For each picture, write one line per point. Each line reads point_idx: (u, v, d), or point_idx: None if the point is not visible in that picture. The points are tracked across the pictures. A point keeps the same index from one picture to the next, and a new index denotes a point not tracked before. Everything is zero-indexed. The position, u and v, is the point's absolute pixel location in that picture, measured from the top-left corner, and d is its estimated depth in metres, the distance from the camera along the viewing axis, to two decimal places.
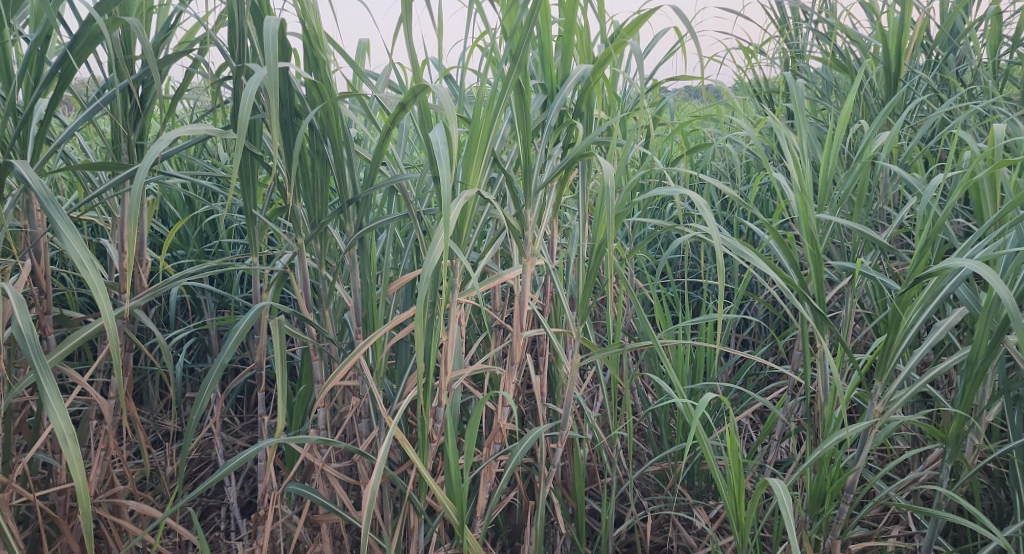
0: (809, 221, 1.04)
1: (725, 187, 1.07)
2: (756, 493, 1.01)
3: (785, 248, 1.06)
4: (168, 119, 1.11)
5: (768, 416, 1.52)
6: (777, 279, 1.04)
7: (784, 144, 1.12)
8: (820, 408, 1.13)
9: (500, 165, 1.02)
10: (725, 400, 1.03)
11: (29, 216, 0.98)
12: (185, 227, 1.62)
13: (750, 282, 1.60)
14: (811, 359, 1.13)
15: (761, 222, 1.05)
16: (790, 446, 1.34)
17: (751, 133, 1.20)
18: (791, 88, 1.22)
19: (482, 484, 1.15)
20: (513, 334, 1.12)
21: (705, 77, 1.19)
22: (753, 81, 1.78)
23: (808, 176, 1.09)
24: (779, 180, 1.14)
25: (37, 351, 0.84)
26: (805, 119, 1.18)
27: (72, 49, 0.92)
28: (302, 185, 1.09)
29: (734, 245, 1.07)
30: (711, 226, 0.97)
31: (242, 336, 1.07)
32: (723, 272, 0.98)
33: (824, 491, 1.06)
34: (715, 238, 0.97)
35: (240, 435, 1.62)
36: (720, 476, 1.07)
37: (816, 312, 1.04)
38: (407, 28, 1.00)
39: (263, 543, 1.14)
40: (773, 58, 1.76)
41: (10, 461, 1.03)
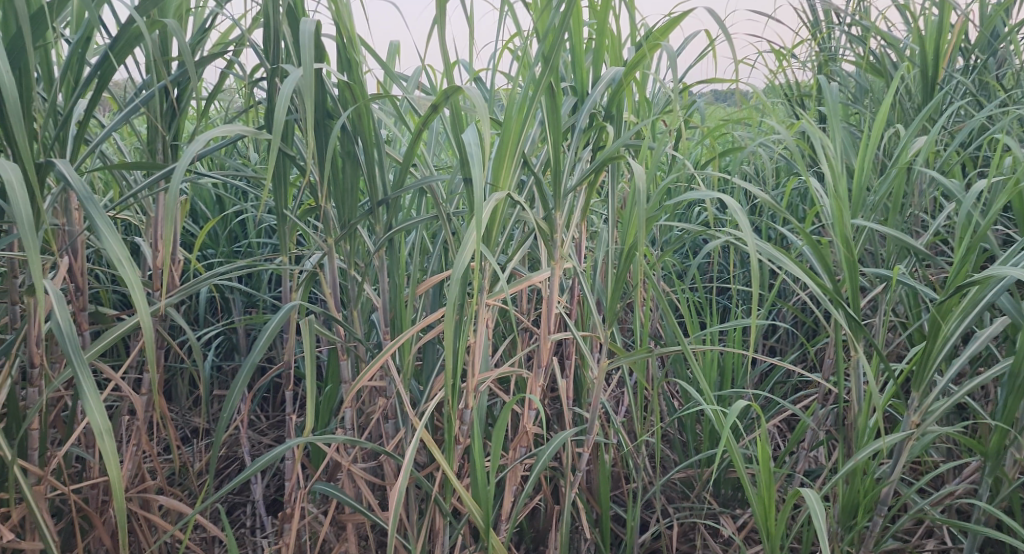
0: (844, 227, 1.03)
1: (759, 191, 1.05)
2: (788, 504, 1.00)
3: (820, 254, 1.05)
4: (203, 120, 1.12)
5: (798, 424, 1.50)
6: (812, 286, 1.02)
7: (820, 149, 1.10)
8: (854, 417, 1.11)
9: (531, 167, 1.02)
10: (757, 407, 1.01)
11: (67, 215, 1.00)
12: (216, 227, 1.65)
13: (780, 288, 1.59)
14: (844, 367, 1.11)
15: (796, 228, 1.03)
16: (820, 455, 1.32)
17: (786, 138, 1.15)
18: (825, 92, 1.20)
19: (507, 488, 1.15)
20: (540, 337, 1.12)
21: (739, 81, 1.17)
22: (784, 85, 1.73)
23: (844, 181, 1.07)
24: (812, 184, 1.11)
25: (74, 346, 0.84)
26: (840, 123, 1.17)
27: (112, 49, 0.93)
28: (333, 187, 1.09)
29: (767, 250, 1.05)
30: (746, 231, 0.96)
31: (272, 336, 1.07)
32: (760, 283, 0.95)
33: (857, 503, 1.05)
34: (749, 243, 0.96)
35: (267, 433, 1.63)
36: (750, 485, 1.05)
37: (851, 319, 1.02)
38: (440, 29, 1.00)
39: (290, 542, 1.14)
40: (806, 62, 1.73)
41: (45, 454, 1.04)
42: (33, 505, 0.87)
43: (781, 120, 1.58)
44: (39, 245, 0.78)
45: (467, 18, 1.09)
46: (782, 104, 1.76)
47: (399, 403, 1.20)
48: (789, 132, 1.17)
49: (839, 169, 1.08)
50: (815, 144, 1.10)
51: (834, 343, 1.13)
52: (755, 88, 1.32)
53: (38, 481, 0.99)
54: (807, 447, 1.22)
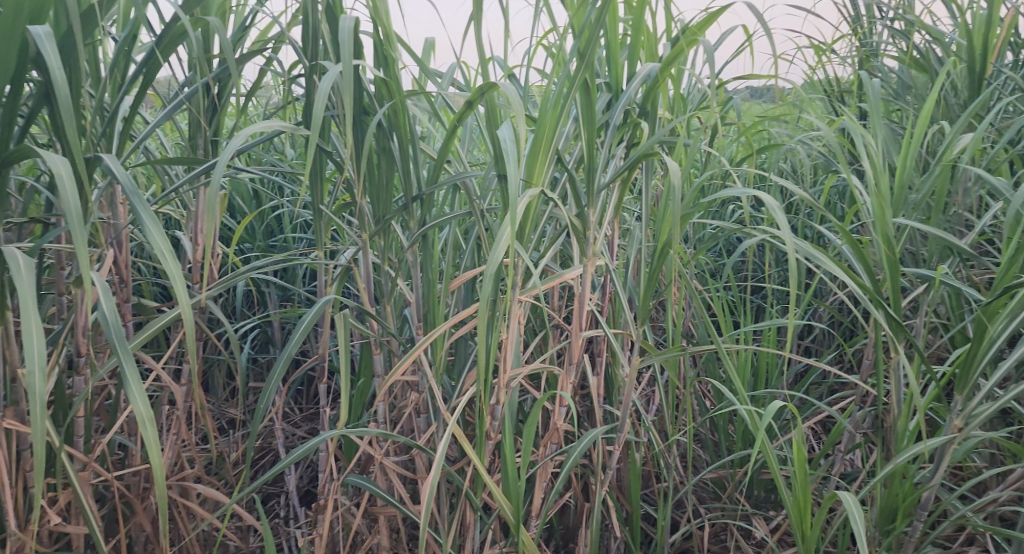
0: (885, 226, 1.02)
1: (796, 189, 1.05)
2: (824, 507, 0.99)
3: (859, 253, 1.04)
4: (242, 117, 1.14)
5: (833, 425, 1.49)
6: (851, 285, 1.01)
7: (862, 146, 1.09)
8: (892, 420, 1.10)
9: (565, 164, 1.02)
10: (792, 407, 1.01)
11: (113, 208, 1.03)
12: (253, 222, 1.68)
13: (817, 287, 1.57)
14: (884, 368, 1.10)
15: (835, 226, 1.03)
16: (856, 458, 1.31)
17: (827, 134, 1.15)
18: (867, 88, 1.19)
19: (538, 484, 1.15)
20: (571, 334, 1.12)
21: (777, 76, 1.15)
22: (823, 81, 1.71)
23: (885, 179, 1.05)
24: (853, 182, 1.10)
25: (119, 336, 0.85)
26: (881, 120, 1.16)
27: (158, 46, 0.96)
28: (368, 183, 1.10)
29: (805, 248, 1.04)
30: (783, 229, 0.95)
31: (307, 330, 1.08)
32: (798, 282, 0.94)
33: (896, 507, 1.04)
34: (786, 241, 0.95)
35: (300, 425, 1.65)
36: (785, 487, 1.05)
37: (891, 319, 1.01)
38: (477, 26, 1.01)
39: (323, 533, 1.16)
40: (846, 58, 1.71)
41: (90, 442, 1.07)
42: (78, 490, 0.89)
43: (820, 116, 1.56)
44: (86, 238, 0.79)
45: (504, 15, 1.09)
46: (821, 100, 1.74)
47: (432, 398, 1.21)
48: (830, 130, 1.16)
49: (880, 166, 1.06)
50: (856, 141, 1.09)
51: (872, 344, 1.12)
52: (794, 84, 1.30)
53: (83, 466, 1.01)
54: (845, 451, 1.20)
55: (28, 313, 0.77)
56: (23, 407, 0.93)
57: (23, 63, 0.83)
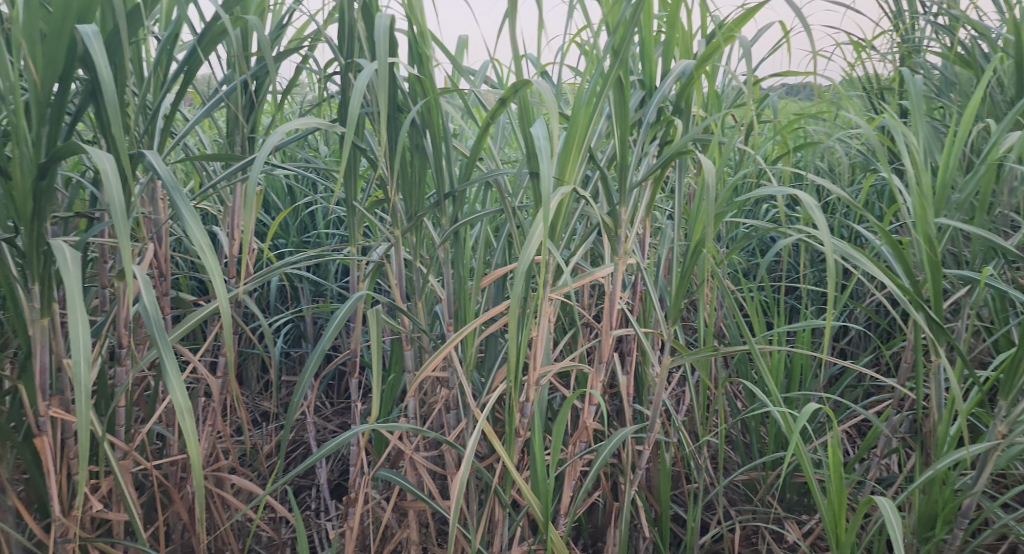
0: (927, 226, 1.01)
1: (833, 188, 1.04)
2: (859, 512, 0.99)
3: (899, 254, 1.02)
4: (279, 114, 1.15)
5: (868, 429, 1.47)
6: (890, 286, 1.00)
7: (903, 144, 1.08)
8: (931, 425, 1.08)
9: (597, 162, 1.02)
10: (828, 411, 1.00)
11: (153, 204, 1.05)
12: (288, 218, 1.70)
13: (854, 288, 1.55)
14: (923, 372, 1.09)
15: (875, 226, 1.01)
16: (893, 463, 1.30)
17: (866, 132, 1.13)
18: (908, 85, 1.17)
19: (567, 482, 1.16)
20: (602, 333, 1.12)
21: (815, 73, 1.14)
22: (863, 78, 1.68)
23: (927, 178, 1.04)
24: (893, 181, 1.09)
25: (159, 328, 0.87)
26: (923, 118, 1.14)
27: (199, 44, 0.97)
28: (401, 180, 1.11)
29: (842, 248, 1.03)
30: (822, 229, 0.94)
31: (341, 325, 1.09)
32: (835, 283, 0.93)
33: (935, 514, 1.03)
34: (825, 242, 0.94)
35: (332, 420, 1.67)
36: (819, 491, 1.04)
37: (932, 320, 1.00)
38: (511, 24, 1.01)
39: (354, 527, 1.17)
40: (887, 54, 1.68)
41: (130, 432, 1.09)
42: (119, 478, 0.91)
43: (860, 113, 1.54)
44: (129, 232, 0.81)
45: (539, 12, 1.09)
46: (861, 97, 1.71)
47: (462, 394, 1.22)
48: (870, 127, 1.15)
49: (921, 164, 1.05)
50: (898, 139, 1.08)
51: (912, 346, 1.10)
52: (832, 81, 1.29)
53: (124, 455, 1.04)
54: (881, 455, 1.18)
55: (74, 305, 0.79)
56: (68, 396, 0.95)
57: (71, 62, 0.85)
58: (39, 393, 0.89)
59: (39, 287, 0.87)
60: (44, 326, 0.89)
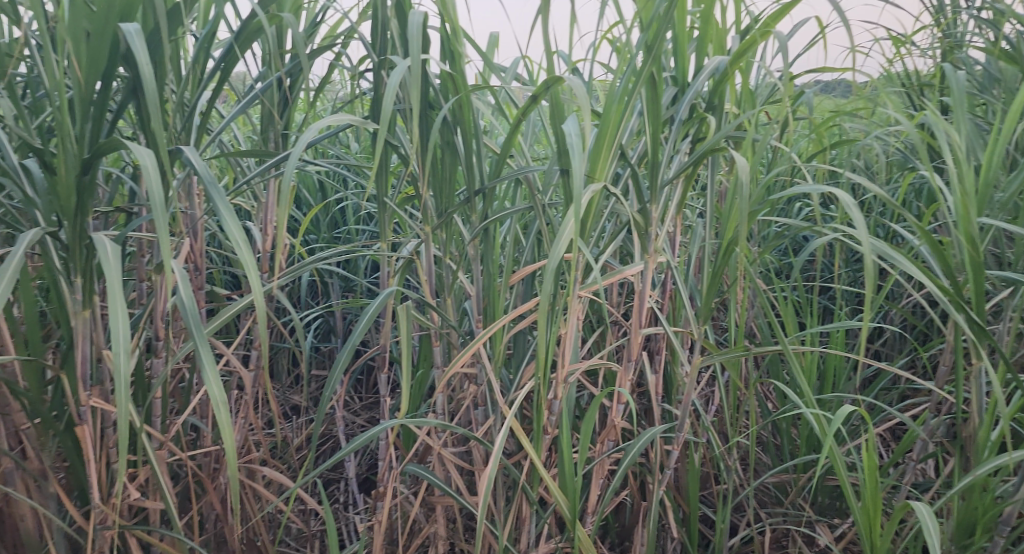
0: (969, 226, 0.99)
1: (871, 186, 1.02)
2: (896, 518, 0.98)
3: (940, 254, 1.01)
4: (311, 111, 1.16)
5: (904, 432, 1.45)
6: (930, 287, 0.98)
7: (945, 142, 1.06)
8: (971, 429, 1.07)
9: (628, 159, 1.02)
10: (864, 414, 0.99)
11: (190, 199, 1.07)
12: (319, 213, 1.72)
13: (890, 289, 1.53)
14: (963, 375, 1.07)
15: (914, 226, 1.00)
16: (929, 468, 1.28)
17: (906, 130, 1.11)
18: (951, 81, 1.15)
19: (595, 481, 1.16)
20: (631, 331, 1.11)
21: (853, 69, 1.13)
22: (902, 74, 1.65)
23: (970, 176, 1.02)
24: (933, 180, 1.07)
25: (196, 321, 0.88)
26: (966, 115, 1.12)
27: (236, 41, 0.99)
28: (431, 176, 1.12)
29: (880, 247, 1.02)
30: (860, 228, 0.93)
31: (371, 320, 1.10)
32: (873, 283, 0.92)
33: (974, 521, 1.02)
34: (863, 241, 0.93)
35: (360, 414, 1.69)
36: (854, 496, 1.03)
37: (974, 322, 0.98)
38: (543, 21, 1.01)
39: (382, 521, 1.18)
40: (928, 49, 1.65)
41: (165, 423, 1.11)
42: (155, 467, 0.93)
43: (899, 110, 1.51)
44: (167, 225, 0.82)
45: (571, 9, 1.09)
46: (899, 94, 1.68)
47: (490, 391, 1.22)
48: (912, 124, 1.13)
49: (964, 163, 1.03)
50: (939, 137, 1.06)
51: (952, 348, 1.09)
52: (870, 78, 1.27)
53: (159, 445, 1.05)
54: (916, 459, 1.17)
55: (114, 296, 0.80)
56: (106, 387, 0.97)
57: (113, 60, 0.87)
58: (79, 383, 0.91)
59: (81, 279, 0.89)
60: (86, 318, 0.90)
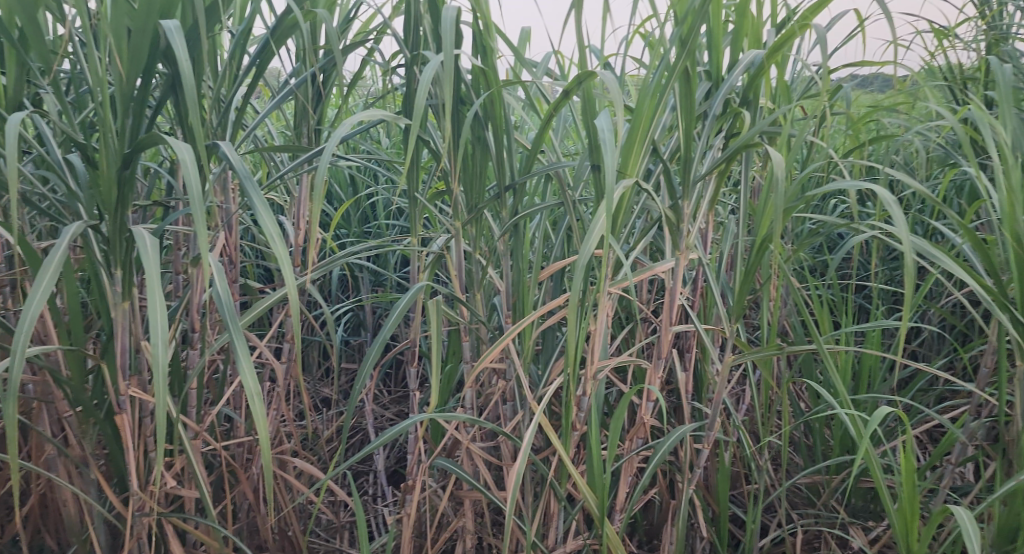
0: (1014, 223, 0.97)
1: (911, 182, 1.00)
2: (934, 522, 0.97)
3: (984, 253, 0.99)
4: (345, 106, 1.17)
5: (942, 433, 1.43)
6: (973, 286, 0.97)
7: (990, 138, 1.04)
8: (1012, 433, 1.05)
9: (660, 154, 1.02)
10: (902, 416, 0.98)
11: (225, 194, 1.08)
12: (350, 208, 1.73)
13: (929, 288, 1.51)
14: (1007, 378, 1.05)
15: (957, 223, 0.98)
16: (967, 472, 1.26)
17: (950, 125, 1.09)
18: (997, 75, 1.13)
19: (624, 478, 1.15)
20: (661, 328, 1.11)
21: (894, 63, 1.11)
22: (944, 67, 1.62)
23: (1017, 173, 1.00)
24: (978, 177, 1.05)
25: (232, 314, 0.89)
26: (1012, 109, 1.10)
27: (272, 36, 1.00)
28: (462, 171, 1.12)
29: (921, 245, 1.00)
30: (901, 226, 0.92)
31: (401, 315, 1.11)
32: (913, 283, 0.91)
33: (1016, 527, 1.01)
34: (903, 239, 0.92)
35: (389, 408, 1.70)
36: (890, 499, 1.02)
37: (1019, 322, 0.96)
38: (576, 16, 1.01)
39: (411, 514, 1.19)
40: (972, 42, 1.61)
41: (200, 414, 1.13)
42: (191, 457, 0.95)
43: (940, 104, 1.48)
44: (204, 218, 0.83)
45: (604, 3, 1.09)
46: (941, 88, 1.65)
47: (518, 387, 1.22)
48: (956, 118, 1.10)
49: (1010, 159, 1.01)
50: (985, 132, 1.04)
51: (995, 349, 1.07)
52: (910, 72, 1.25)
53: (195, 435, 1.07)
54: (954, 463, 1.15)
55: (152, 289, 0.81)
56: (144, 377, 0.99)
57: (154, 57, 0.88)
58: (118, 373, 0.93)
59: (120, 271, 0.91)
60: (125, 310, 0.92)
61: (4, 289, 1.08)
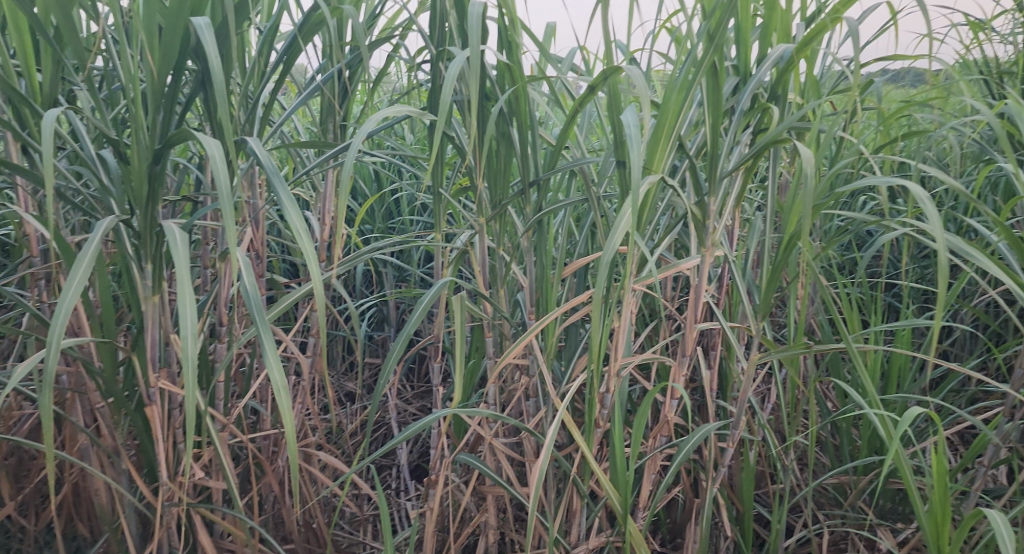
0: None
1: (945, 178, 0.99)
2: (966, 526, 0.96)
3: (1020, 250, 0.97)
4: (371, 102, 1.17)
5: (974, 435, 1.41)
6: (1008, 284, 0.95)
7: None
8: None
9: (686, 150, 1.01)
10: (933, 417, 0.96)
11: (252, 190, 1.09)
12: (374, 204, 1.74)
13: (962, 286, 1.48)
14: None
15: (992, 220, 0.97)
16: (999, 474, 1.24)
17: (987, 120, 1.07)
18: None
19: (647, 476, 1.15)
20: (685, 326, 1.10)
21: (928, 56, 1.09)
22: (979, 61, 1.59)
23: None
24: (1015, 173, 1.03)
25: (258, 308, 0.89)
26: None
27: (300, 32, 1.00)
28: (487, 166, 1.12)
29: (955, 243, 0.99)
30: (935, 222, 0.90)
31: (425, 310, 1.11)
32: (946, 281, 0.90)
33: None
34: (937, 237, 0.91)
35: (412, 403, 1.70)
36: (920, 501, 1.01)
37: None
38: (602, 11, 1.01)
39: (434, 509, 1.19)
40: (1008, 36, 1.58)
41: (227, 407, 1.14)
42: (218, 450, 0.96)
43: (975, 99, 1.46)
44: (232, 213, 0.83)
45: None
46: (976, 82, 1.62)
47: (541, 383, 1.22)
48: (993, 113, 1.08)
49: None
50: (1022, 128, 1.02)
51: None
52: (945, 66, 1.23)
53: (222, 427, 1.08)
54: (986, 465, 1.14)
55: (182, 283, 0.82)
56: (173, 369, 1.00)
57: (184, 54, 0.89)
58: (148, 365, 0.94)
59: (151, 265, 0.92)
60: (155, 303, 0.93)
61: (39, 282, 1.10)
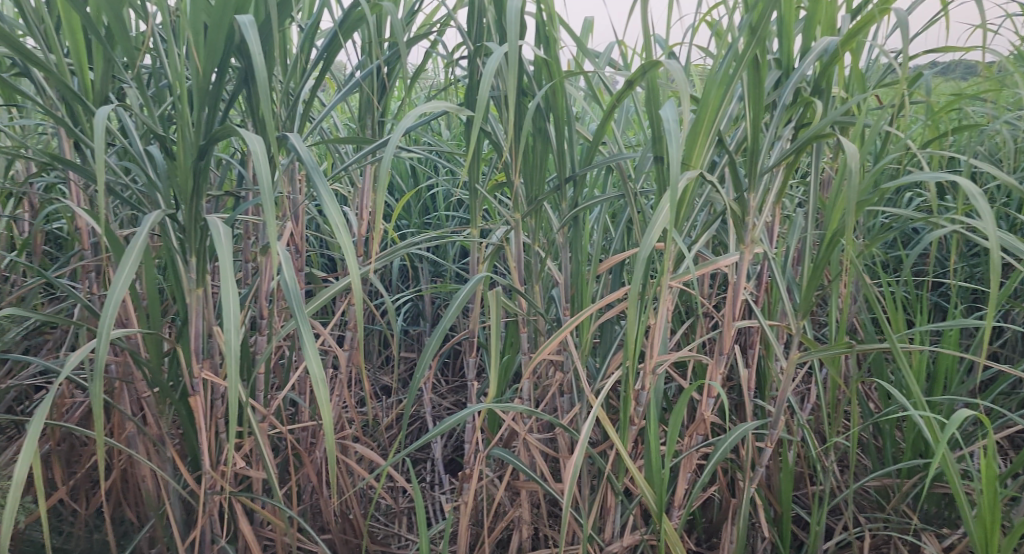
0: None
1: (997, 174, 0.96)
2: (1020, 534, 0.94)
3: None
4: (410, 97, 1.18)
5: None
6: None
7: None
8: None
9: (726, 146, 1.00)
10: (982, 420, 0.94)
11: (292, 185, 1.10)
12: (410, 199, 1.75)
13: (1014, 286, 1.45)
14: None
15: None
16: None
17: None
18: None
19: (682, 474, 1.14)
20: (723, 324, 1.09)
21: (980, 49, 1.06)
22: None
23: None
24: None
25: (298, 302, 0.90)
26: None
27: (340, 28, 1.01)
28: (524, 162, 1.12)
29: (1007, 241, 0.97)
30: (987, 219, 0.88)
31: (461, 304, 1.11)
32: (997, 281, 0.88)
33: None
34: (989, 234, 0.89)
35: (447, 398, 1.71)
36: (969, 507, 0.99)
37: None
38: (641, 5, 1.00)
39: (468, 503, 1.20)
40: None
41: (265, 399, 1.15)
42: (258, 441, 0.97)
43: None
44: (274, 207, 0.84)
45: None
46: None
47: (576, 379, 1.22)
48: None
49: None
50: None
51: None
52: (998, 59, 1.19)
53: (262, 418, 1.10)
54: None
55: (225, 276, 0.83)
56: (215, 361, 1.02)
57: (228, 51, 0.91)
58: (191, 357, 0.96)
59: (195, 259, 0.93)
60: (199, 296, 0.95)
61: (89, 275, 1.13)
